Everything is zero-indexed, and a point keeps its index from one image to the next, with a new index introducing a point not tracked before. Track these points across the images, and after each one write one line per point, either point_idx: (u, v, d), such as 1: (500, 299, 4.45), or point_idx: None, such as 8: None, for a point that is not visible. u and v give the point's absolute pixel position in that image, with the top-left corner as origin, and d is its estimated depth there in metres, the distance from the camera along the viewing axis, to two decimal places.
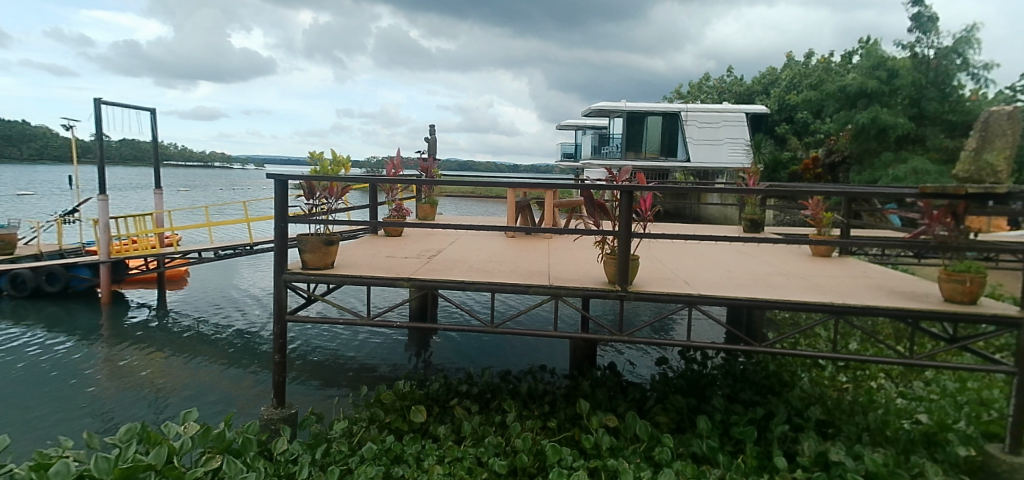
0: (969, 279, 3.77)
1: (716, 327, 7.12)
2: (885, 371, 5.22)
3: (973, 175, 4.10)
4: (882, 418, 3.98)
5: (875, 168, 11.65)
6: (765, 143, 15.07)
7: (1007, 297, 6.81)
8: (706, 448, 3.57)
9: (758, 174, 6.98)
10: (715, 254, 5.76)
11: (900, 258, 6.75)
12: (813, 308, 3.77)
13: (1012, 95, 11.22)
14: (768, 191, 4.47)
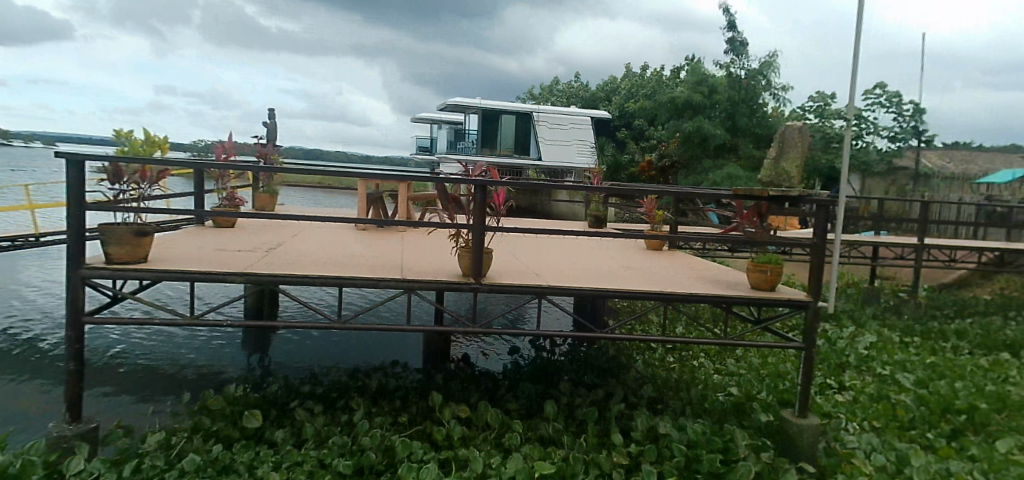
0: (769, 270, 4.36)
1: (563, 317, 7.50)
2: (704, 351, 5.87)
3: (773, 180, 4.71)
4: (701, 393, 4.48)
5: (698, 173, 13.07)
6: (607, 146, 16.16)
7: (798, 285, 8.03)
8: (552, 430, 3.72)
9: (601, 174, 7.45)
10: (562, 248, 6.05)
11: (717, 252, 7.63)
12: (649, 296, 4.11)
13: (802, 115, 13.22)
14: (610, 189, 4.77)
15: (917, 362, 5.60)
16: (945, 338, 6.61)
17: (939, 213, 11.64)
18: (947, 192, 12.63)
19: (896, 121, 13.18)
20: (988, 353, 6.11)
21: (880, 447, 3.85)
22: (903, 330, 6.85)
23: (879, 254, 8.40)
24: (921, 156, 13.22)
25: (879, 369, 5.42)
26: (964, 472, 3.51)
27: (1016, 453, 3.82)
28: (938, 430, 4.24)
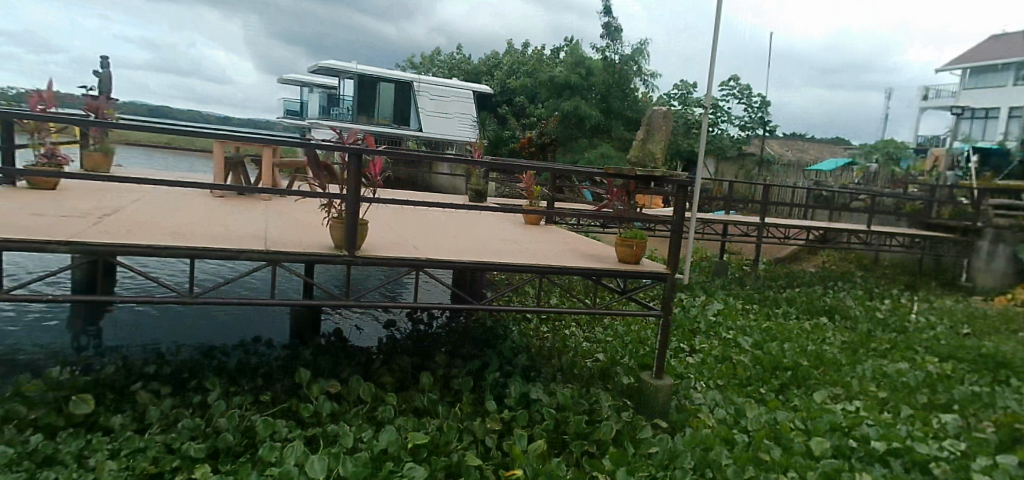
0: (635, 244, 4.66)
1: (441, 290, 7.48)
2: (575, 320, 6.17)
3: (640, 160, 4.98)
4: (571, 360, 4.70)
5: (575, 152, 13.55)
6: (488, 121, 16.20)
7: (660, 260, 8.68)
8: (427, 401, 3.72)
9: (481, 148, 7.45)
10: (440, 221, 5.99)
11: (589, 227, 8.00)
12: (525, 269, 4.20)
13: (668, 101, 14.16)
14: (490, 163, 4.78)
15: (755, 326, 6.32)
16: (778, 305, 7.53)
17: (777, 196, 13.14)
18: (784, 177, 14.27)
19: (746, 112, 14.57)
20: (810, 318, 7.07)
21: (721, 402, 4.32)
22: (745, 298, 7.69)
23: (728, 231, 9.32)
24: (765, 144, 14.78)
25: (724, 333, 6.04)
26: (787, 421, 4.06)
27: (827, 401, 4.48)
28: (768, 385, 4.84)
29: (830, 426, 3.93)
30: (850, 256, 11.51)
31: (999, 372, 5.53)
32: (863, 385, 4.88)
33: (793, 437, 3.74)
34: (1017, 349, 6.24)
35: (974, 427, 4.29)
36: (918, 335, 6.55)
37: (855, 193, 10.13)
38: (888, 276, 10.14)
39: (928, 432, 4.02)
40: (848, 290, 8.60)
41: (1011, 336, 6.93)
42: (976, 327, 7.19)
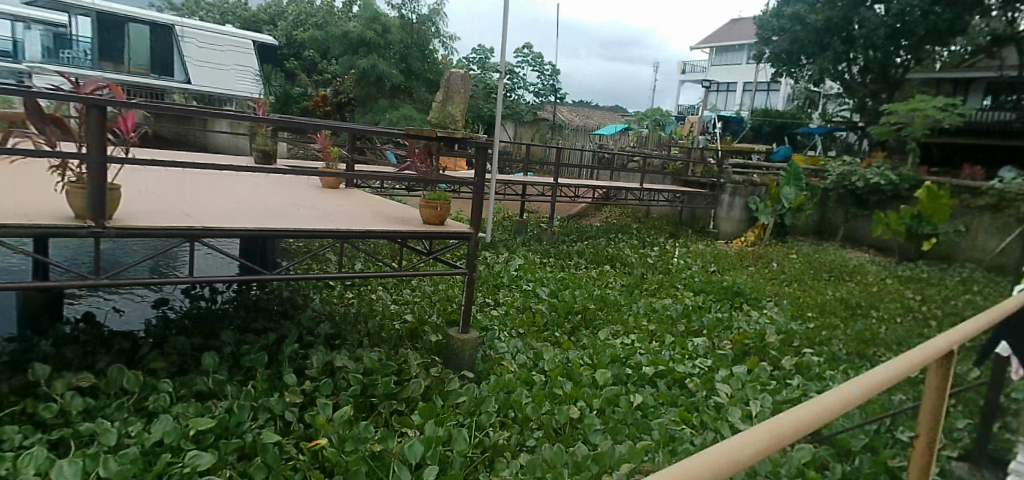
0: (440, 206, 4.26)
1: (228, 262, 6.75)
2: (381, 284, 6.00)
3: (441, 122, 4.50)
4: (377, 323, 4.59)
5: (375, 112, 13.08)
6: (275, 76, 14.80)
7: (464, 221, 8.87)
8: (212, 384, 3.36)
9: (268, 105, 6.75)
10: (222, 185, 5.34)
11: (393, 190, 7.83)
12: (317, 235, 3.72)
13: (467, 64, 14.38)
14: (277, 121, 4.36)
15: (551, 277, 6.81)
16: (570, 257, 8.24)
17: (567, 158, 14.26)
18: (573, 140, 15.52)
19: (539, 79, 15.48)
20: (596, 266, 7.88)
21: (522, 348, 4.58)
22: (542, 252, 8.26)
23: (527, 191, 9.76)
24: (556, 110, 15.87)
25: (524, 285, 6.38)
26: (578, 358, 4.48)
27: (610, 338, 5.04)
28: (562, 329, 5.26)
29: (612, 359, 4.44)
30: (628, 211, 13.03)
31: (734, 301, 6.79)
32: (638, 320, 5.60)
33: (582, 372, 4.14)
34: (746, 281, 7.71)
35: (717, 346, 5.22)
36: (679, 275, 7.70)
37: (632, 155, 11.36)
38: (657, 227, 11.67)
39: (685, 354, 4.79)
40: (626, 241, 9.75)
41: (743, 271, 8.53)
42: (720, 265, 8.71)
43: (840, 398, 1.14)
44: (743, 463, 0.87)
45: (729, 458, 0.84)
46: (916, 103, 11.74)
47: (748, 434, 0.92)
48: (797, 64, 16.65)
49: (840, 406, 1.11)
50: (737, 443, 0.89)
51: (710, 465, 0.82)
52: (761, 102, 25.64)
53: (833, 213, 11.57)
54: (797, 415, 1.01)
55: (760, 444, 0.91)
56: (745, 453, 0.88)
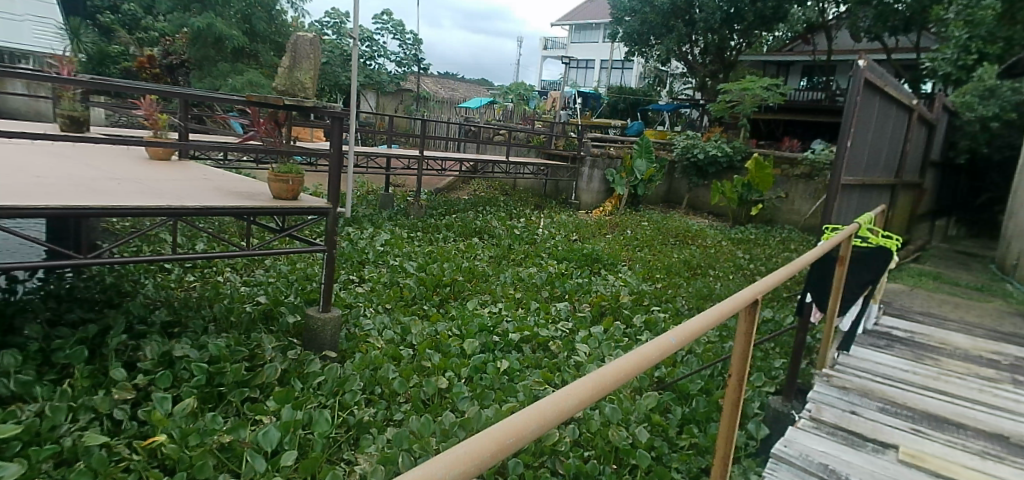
0: (290, 179, 3.93)
1: (33, 247, 5.81)
2: (230, 266, 5.50)
3: (288, 90, 4.13)
4: (225, 307, 4.22)
5: (215, 77, 11.88)
6: (86, 31, 12.81)
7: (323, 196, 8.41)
8: (15, 386, 2.91)
9: (76, 64, 5.80)
10: (18, 157, 4.54)
11: (240, 164, 7.20)
12: (146, 211, 3.24)
13: (321, 29, 13.54)
14: (86, 83, 3.75)
15: (418, 251, 6.70)
16: (438, 230, 8.18)
17: (433, 130, 14.06)
18: (438, 112, 15.33)
19: (400, 48, 15.05)
20: (464, 239, 7.89)
21: (388, 323, 4.39)
22: (408, 227, 8.10)
23: (390, 164, 9.35)
24: (419, 81, 15.54)
25: (390, 260, 6.15)
26: (446, 330, 4.43)
27: (478, 308, 5.07)
28: (430, 302, 5.16)
29: (479, 328, 4.48)
30: (494, 184, 13.19)
31: (593, 267, 7.20)
32: (504, 290, 5.73)
33: (450, 342, 4.12)
34: (604, 248, 8.19)
35: (578, 309, 5.51)
36: (543, 245, 7.98)
37: (497, 128, 11.28)
38: (523, 199, 11.91)
39: (548, 319, 5.01)
40: (493, 213, 9.88)
41: (602, 238, 9.05)
42: (581, 235, 9.15)
43: (659, 348, 1.24)
44: (567, 413, 0.93)
45: (554, 410, 0.89)
46: (746, 83, 13.06)
47: (573, 386, 0.99)
48: (646, 44, 17.71)
49: (659, 354, 1.22)
50: (563, 395, 0.94)
51: (536, 418, 0.87)
52: (616, 79, 27.11)
53: (678, 183, 12.63)
54: (618, 365, 1.09)
55: (583, 395, 0.97)
56: (569, 404, 0.93)
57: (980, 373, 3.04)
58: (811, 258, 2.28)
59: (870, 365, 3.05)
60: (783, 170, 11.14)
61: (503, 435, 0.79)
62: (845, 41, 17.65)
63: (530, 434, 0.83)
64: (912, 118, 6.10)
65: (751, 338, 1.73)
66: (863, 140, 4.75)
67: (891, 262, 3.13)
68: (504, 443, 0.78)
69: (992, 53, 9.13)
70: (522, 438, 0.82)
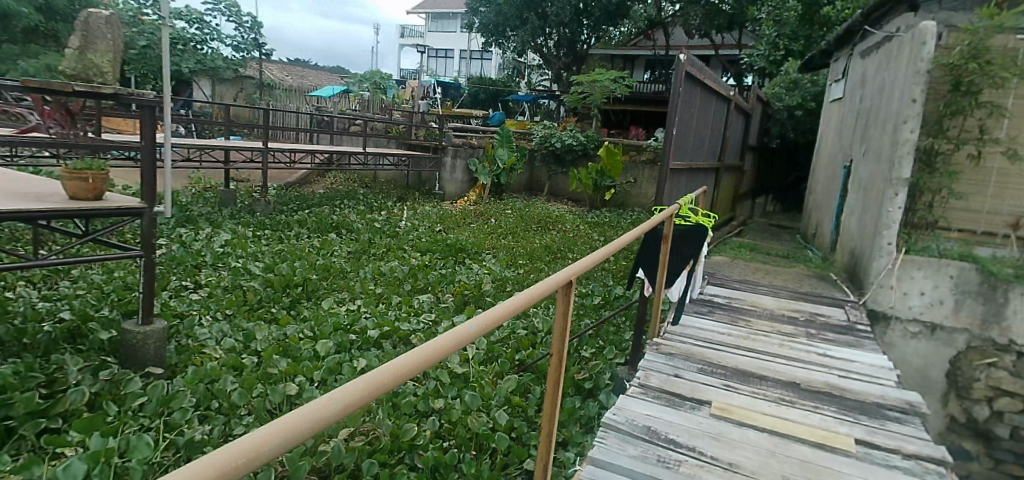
0: (90, 177, 3.44)
1: None
2: (25, 279, 4.71)
3: (79, 74, 3.54)
4: (15, 328, 3.60)
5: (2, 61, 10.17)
6: None
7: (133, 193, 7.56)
8: None
9: None
10: None
11: (35, 161, 6.19)
12: None
13: (138, 8, 12.12)
14: None
15: (266, 251, 6.24)
16: (289, 228, 7.69)
17: (281, 121, 13.21)
18: (286, 101, 14.38)
19: (237, 31, 13.95)
20: (320, 235, 7.51)
21: (228, 331, 4.03)
22: (254, 225, 7.52)
23: (230, 157, 8.58)
24: (262, 68, 14.51)
25: (232, 262, 5.67)
26: (297, 332, 4.16)
27: (334, 306, 4.85)
28: (279, 304, 4.82)
29: (334, 328, 4.26)
30: (353, 176, 12.67)
31: (456, 257, 7.21)
32: (363, 285, 5.52)
33: (300, 345, 3.87)
34: (468, 237, 8.22)
35: (440, 300, 5.49)
36: (405, 238, 7.82)
37: (351, 117, 10.62)
38: (384, 191, 11.56)
39: (410, 312, 4.93)
40: (351, 207, 9.50)
41: (465, 228, 9.08)
42: (445, 225, 9.12)
43: (452, 340, 1.25)
44: (328, 421, 0.90)
45: (307, 421, 0.85)
46: (596, 75, 13.79)
47: (343, 390, 0.95)
48: (503, 35, 18.02)
49: (452, 346, 1.22)
50: (326, 400, 0.92)
51: (284, 432, 0.83)
52: (475, 70, 27.31)
53: (539, 172, 13.04)
54: (400, 362, 1.07)
55: (351, 399, 0.94)
56: (332, 410, 0.90)
57: (782, 330, 3.49)
58: (625, 241, 2.48)
59: (693, 331, 3.37)
60: (631, 156, 11.94)
61: (236, 455, 0.75)
62: (681, 37, 19.28)
63: (273, 450, 0.80)
64: (730, 107, 6.81)
65: (569, 316, 1.82)
66: (687, 127, 5.21)
67: (706, 238, 3.50)
68: (236, 462, 0.74)
69: (795, 50, 10.59)
70: (264, 454, 0.79)
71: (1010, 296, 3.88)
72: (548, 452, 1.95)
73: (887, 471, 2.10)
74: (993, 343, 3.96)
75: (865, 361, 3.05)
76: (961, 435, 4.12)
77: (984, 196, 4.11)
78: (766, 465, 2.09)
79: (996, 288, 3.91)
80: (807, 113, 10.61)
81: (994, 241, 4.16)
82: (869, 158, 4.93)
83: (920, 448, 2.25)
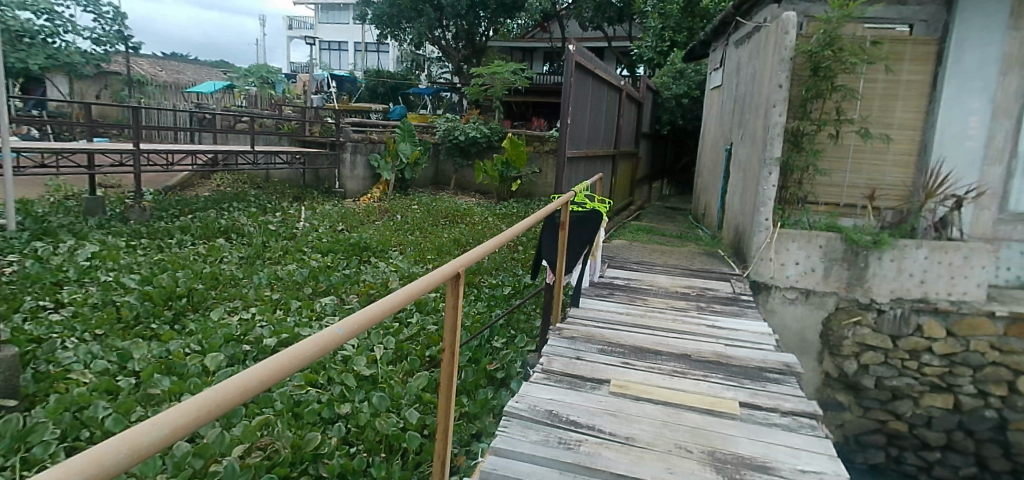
0: None
1: None
2: None
3: None
4: None
5: None
6: None
7: None
8: None
9: None
10: None
11: None
12: None
13: None
14: None
15: (142, 262, 5.71)
16: (170, 236, 7.08)
17: (156, 120, 12.16)
18: (160, 99, 13.21)
19: (96, 24, 12.78)
20: (206, 242, 6.99)
21: (100, 352, 3.65)
22: (129, 235, 6.86)
23: (95, 161, 7.75)
24: (130, 64, 13.30)
25: (101, 277, 5.13)
26: (182, 348, 3.83)
27: (225, 316, 4.52)
28: (161, 319, 4.43)
29: (224, 339, 3.96)
30: (243, 177, 11.90)
31: (361, 256, 6.97)
32: (258, 292, 5.20)
33: (185, 361, 3.57)
34: (372, 235, 7.96)
35: (344, 302, 5.27)
36: (304, 239, 7.45)
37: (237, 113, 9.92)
38: (279, 191, 10.96)
39: (312, 316, 4.70)
40: (243, 210, 8.90)
41: (370, 226, 8.80)
42: (347, 224, 8.79)
43: (318, 344, 1.14)
44: (150, 449, 0.75)
45: (119, 447, 0.70)
46: (495, 67, 13.83)
47: (169, 412, 0.81)
48: (398, 27, 17.81)
49: (316, 352, 1.12)
50: (149, 424, 0.77)
51: (86, 467, 0.67)
52: (372, 63, 26.54)
53: (444, 165, 12.90)
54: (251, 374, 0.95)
55: (180, 422, 0.80)
56: (149, 440, 0.75)
57: (677, 305, 3.68)
58: (520, 229, 2.58)
59: (594, 313, 3.47)
60: (534, 147, 12.10)
61: None
62: (576, 29, 19.76)
63: None
64: (621, 96, 7.06)
65: (459, 308, 1.80)
66: (580, 117, 5.33)
67: (602, 222, 3.61)
68: None
69: (679, 41, 11.36)
70: None
71: (870, 260, 4.33)
72: (445, 449, 1.92)
73: (768, 429, 2.27)
74: (857, 303, 4.41)
75: (749, 329, 3.28)
76: (835, 388, 4.55)
77: (845, 171, 4.91)
78: (661, 436, 2.19)
79: (858, 253, 4.34)
80: (694, 101, 11.27)
81: (855, 211, 4.98)
82: (746, 141, 5.30)
83: (796, 405, 2.45)
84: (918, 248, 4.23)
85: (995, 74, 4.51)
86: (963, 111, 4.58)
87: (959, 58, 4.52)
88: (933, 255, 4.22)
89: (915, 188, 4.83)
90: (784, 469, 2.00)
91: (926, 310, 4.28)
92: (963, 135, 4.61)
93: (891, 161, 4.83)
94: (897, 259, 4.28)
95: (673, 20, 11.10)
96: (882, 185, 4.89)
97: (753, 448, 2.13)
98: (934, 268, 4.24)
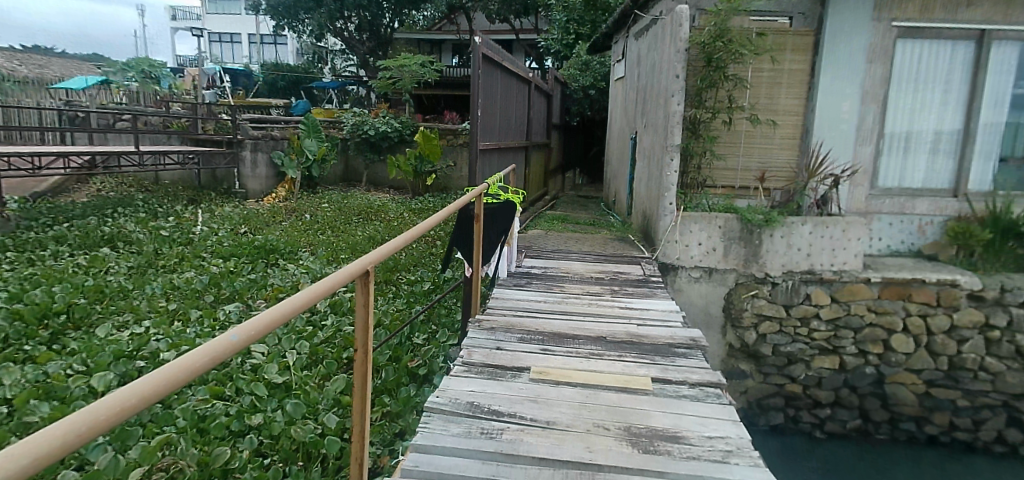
0: None
1: None
2: None
3: None
4: None
5: None
6: None
7: None
8: None
9: None
10: None
11: None
12: None
13: None
14: None
15: (9, 278, 5.10)
16: (43, 247, 6.38)
17: (19, 119, 10.90)
18: (21, 96, 11.81)
19: None
20: (87, 252, 6.36)
21: None
22: None
23: None
24: None
25: None
26: (62, 369, 3.47)
27: (113, 332, 4.14)
28: (35, 341, 3.98)
29: (113, 357, 3.63)
30: (128, 180, 10.93)
31: (268, 259, 6.62)
32: (151, 303, 4.80)
33: (68, 383, 3.24)
34: (279, 236, 7.57)
35: (251, 308, 4.98)
36: (202, 244, 6.96)
37: (117, 110, 9.07)
38: (171, 193, 10.18)
39: (215, 326, 4.39)
40: (129, 216, 8.18)
41: (277, 227, 8.38)
42: (251, 226, 8.31)
43: (210, 354, 1.06)
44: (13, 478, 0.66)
45: None
46: (402, 59, 13.53)
47: (35, 437, 0.72)
48: (296, 18, 17.32)
49: (208, 361, 1.04)
50: (10, 454, 0.68)
51: None
52: (269, 56, 25.21)
53: (354, 161, 12.50)
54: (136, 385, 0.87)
55: (48, 449, 0.71)
56: (13, 467, 0.66)
57: (592, 290, 3.79)
58: (434, 222, 2.56)
59: (513, 302, 3.50)
60: (447, 140, 12.00)
61: None
62: (483, 21, 19.75)
63: None
64: (530, 88, 7.13)
65: (370, 306, 1.75)
66: (491, 109, 5.33)
67: (517, 212, 3.65)
68: None
69: (583, 34, 11.72)
70: None
71: (763, 237, 4.64)
72: (362, 450, 1.86)
73: (679, 401, 2.38)
74: (753, 277, 4.72)
75: (658, 309, 3.43)
76: (738, 358, 4.87)
77: (737, 156, 5.28)
78: (580, 416, 2.24)
79: (753, 232, 4.65)
80: (600, 92, 11.59)
81: (748, 192, 5.35)
82: (649, 129, 5.52)
83: (703, 377, 2.59)
84: (804, 224, 4.59)
85: (863, 63, 4.96)
86: (839, 97, 5.01)
87: (834, 49, 4.93)
88: (817, 229, 4.59)
89: (799, 169, 5.23)
90: (694, 436, 2.11)
91: (813, 280, 4.66)
92: (837, 119, 5.05)
93: (777, 145, 5.23)
94: (787, 235, 4.62)
95: (576, 13, 11.64)
96: (771, 168, 5.29)
97: (665, 420, 2.23)
98: (817, 241, 4.61)
